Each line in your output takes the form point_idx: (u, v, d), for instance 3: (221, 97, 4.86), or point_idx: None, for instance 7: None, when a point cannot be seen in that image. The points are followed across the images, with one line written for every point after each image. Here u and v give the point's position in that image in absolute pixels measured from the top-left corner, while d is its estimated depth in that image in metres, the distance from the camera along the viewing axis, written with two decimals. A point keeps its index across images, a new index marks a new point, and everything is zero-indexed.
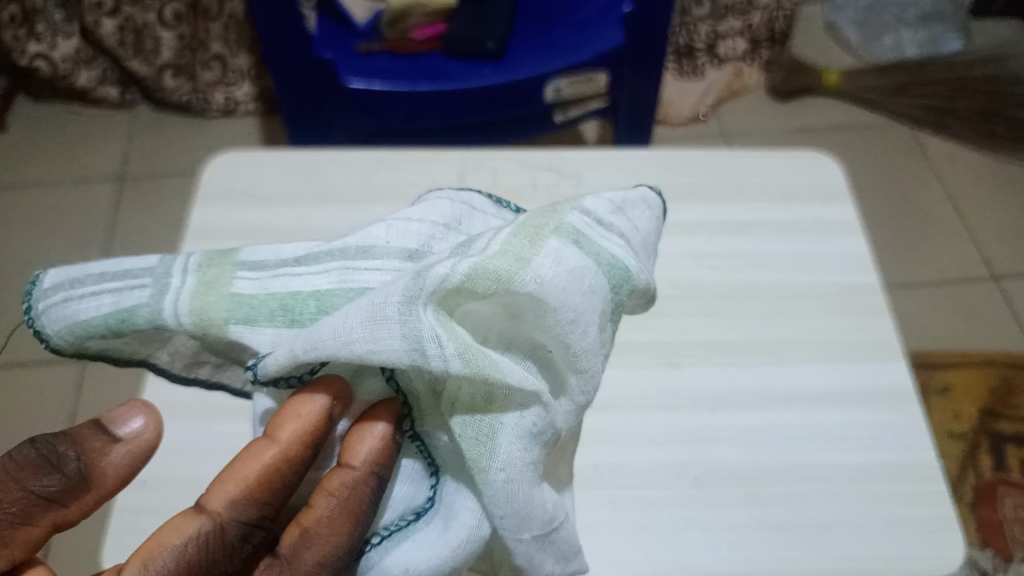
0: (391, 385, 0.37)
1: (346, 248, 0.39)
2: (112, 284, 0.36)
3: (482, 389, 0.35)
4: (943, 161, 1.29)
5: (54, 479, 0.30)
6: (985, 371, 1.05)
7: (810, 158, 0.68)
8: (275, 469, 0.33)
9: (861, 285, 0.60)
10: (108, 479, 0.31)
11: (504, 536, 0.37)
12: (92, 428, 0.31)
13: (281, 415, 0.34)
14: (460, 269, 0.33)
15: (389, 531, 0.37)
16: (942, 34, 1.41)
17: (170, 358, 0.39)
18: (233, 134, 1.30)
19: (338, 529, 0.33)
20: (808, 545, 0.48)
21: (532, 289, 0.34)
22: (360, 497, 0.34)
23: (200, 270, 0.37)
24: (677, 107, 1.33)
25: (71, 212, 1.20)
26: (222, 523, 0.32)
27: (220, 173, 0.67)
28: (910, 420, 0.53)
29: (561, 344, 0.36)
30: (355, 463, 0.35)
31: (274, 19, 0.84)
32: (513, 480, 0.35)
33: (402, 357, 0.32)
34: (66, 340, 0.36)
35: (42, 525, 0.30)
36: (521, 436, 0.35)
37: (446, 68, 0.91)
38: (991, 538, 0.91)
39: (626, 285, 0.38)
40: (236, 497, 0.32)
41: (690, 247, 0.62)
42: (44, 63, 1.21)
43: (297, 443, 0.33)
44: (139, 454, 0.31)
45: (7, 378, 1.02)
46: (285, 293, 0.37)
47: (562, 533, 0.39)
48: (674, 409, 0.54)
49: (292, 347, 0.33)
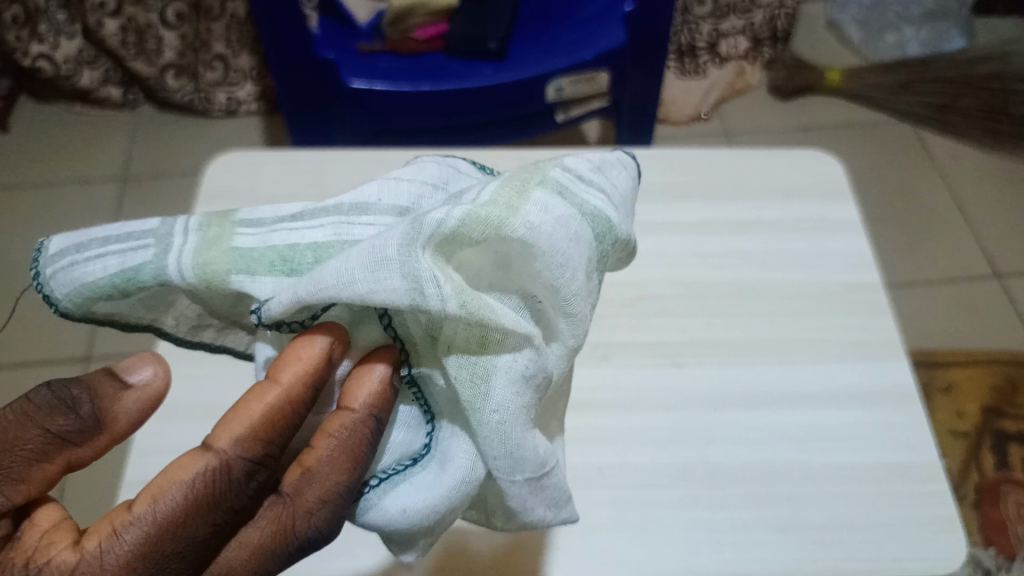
0: (388, 333, 0.35)
1: (340, 205, 0.37)
2: (116, 246, 0.34)
3: (476, 332, 0.33)
4: (946, 159, 1.28)
5: (69, 420, 0.30)
6: (989, 369, 1.04)
7: (812, 157, 0.68)
8: (279, 410, 0.32)
9: (863, 284, 0.60)
10: (120, 424, 0.31)
11: (497, 478, 0.35)
12: (104, 374, 0.31)
13: (282, 357, 0.33)
14: (454, 215, 0.32)
15: (386, 474, 0.36)
16: (946, 29, 1.40)
17: (175, 322, 0.38)
18: (235, 134, 1.30)
19: (339, 470, 0.32)
20: (812, 545, 0.48)
21: (524, 233, 0.33)
22: (361, 439, 0.33)
23: (202, 229, 0.35)
24: (679, 106, 1.33)
25: (74, 212, 1.20)
26: (228, 461, 0.30)
27: (223, 172, 0.67)
28: (912, 420, 0.53)
29: (551, 288, 0.34)
30: (355, 405, 0.34)
31: (275, 20, 0.84)
32: (507, 422, 0.33)
33: (402, 298, 0.31)
34: (75, 303, 0.35)
35: (56, 464, 0.30)
36: (515, 380, 0.33)
37: (447, 67, 0.91)
38: (995, 536, 0.91)
39: (609, 236, 0.37)
40: (242, 435, 0.31)
41: (693, 247, 0.62)
42: (47, 63, 1.22)
43: (298, 384, 0.32)
44: (150, 401, 0.31)
45: (12, 377, 1.02)
46: (283, 245, 0.35)
47: (554, 480, 0.37)
48: (676, 408, 0.54)
49: (295, 289, 0.32)
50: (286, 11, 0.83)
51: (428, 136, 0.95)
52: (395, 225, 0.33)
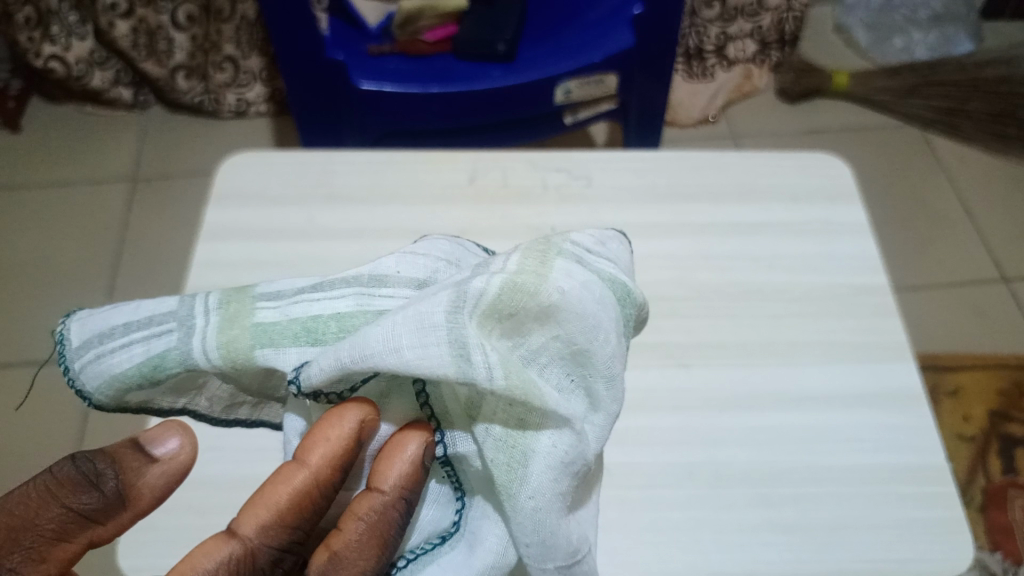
0: (424, 411, 0.37)
1: (360, 276, 0.39)
2: (140, 334, 0.36)
3: (515, 412, 0.35)
4: (953, 162, 1.29)
5: (92, 497, 0.31)
6: (996, 372, 1.04)
7: (820, 160, 0.68)
8: (306, 495, 0.33)
9: (871, 286, 0.60)
10: (144, 498, 0.32)
11: (527, 565, 0.37)
12: (130, 448, 0.32)
13: (311, 437, 0.34)
14: (494, 283, 0.34)
15: (415, 553, 0.37)
16: (953, 32, 1.40)
17: (209, 403, 0.41)
18: (245, 134, 1.32)
19: (366, 554, 0.32)
20: (820, 547, 0.48)
21: (558, 299, 0.35)
22: (390, 522, 0.33)
23: (221, 308, 0.37)
24: (687, 109, 1.33)
25: (84, 211, 1.21)
26: (253, 548, 0.31)
27: (234, 175, 0.67)
28: (920, 421, 0.53)
29: (585, 353, 0.36)
30: (384, 486, 0.34)
31: (287, 23, 0.84)
32: (542, 508, 0.35)
33: (449, 366, 0.32)
34: (107, 395, 0.36)
35: (79, 541, 0.31)
36: (552, 463, 0.35)
37: (457, 69, 0.91)
38: (1002, 541, 0.91)
39: (627, 301, 0.39)
40: (267, 522, 0.32)
41: (701, 249, 0.62)
42: (59, 64, 1.23)
43: (326, 467, 0.33)
44: (173, 476, 0.32)
45: (23, 376, 1.03)
46: (306, 316, 0.37)
47: (585, 567, 0.38)
48: (685, 409, 0.54)
49: (337, 355, 0.34)
50: (296, 15, 0.84)
51: (436, 139, 0.95)
52: (439, 294, 0.34)
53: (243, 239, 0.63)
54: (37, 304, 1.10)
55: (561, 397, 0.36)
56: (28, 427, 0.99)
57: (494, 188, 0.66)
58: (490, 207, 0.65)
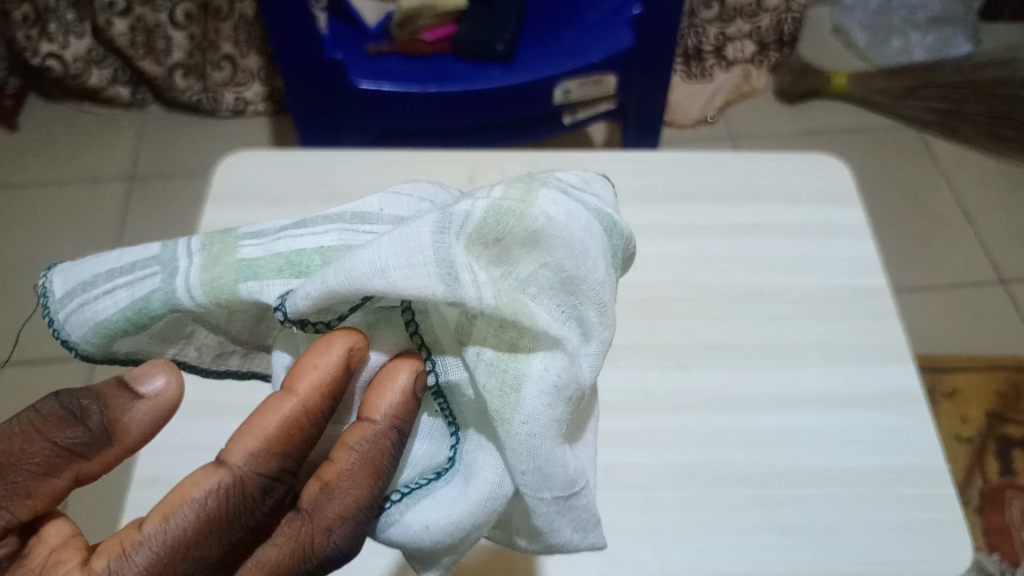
0: (415, 340, 0.35)
1: (344, 214, 0.38)
2: (123, 279, 0.36)
3: (506, 336, 0.34)
4: (952, 164, 1.29)
5: (77, 432, 0.29)
6: (993, 375, 1.04)
7: (819, 161, 0.68)
8: (296, 422, 0.31)
9: (870, 288, 0.60)
10: (131, 436, 0.30)
11: (524, 494, 0.36)
12: (116, 384, 0.30)
13: (299, 364, 0.32)
14: (479, 208, 0.33)
15: (409, 489, 0.37)
16: (952, 35, 1.40)
17: (198, 353, 0.40)
18: (243, 134, 1.31)
19: (360, 484, 0.32)
20: (818, 547, 0.48)
21: (544, 223, 0.33)
22: (383, 452, 0.33)
23: (204, 248, 0.36)
24: (686, 110, 1.34)
25: (81, 210, 1.21)
26: (242, 477, 0.30)
27: (232, 173, 0.67)
28: (919, 423, 0.53)
29: (576, 280, 0.34)
30: (376, 417, 0.34)
31: (286, 21, 0.84)
32: (537, 435, 0.34)
33: (438, 285, 0.31)
34: (94, 343, 0.36)
35: (65, 477, 0.29)
36: (545, 389, 0.34)
37: (456, 69, 0.91)
38: (999, 543, 0.91)
39: (615, 233, 0.38)
40: (256, 450, 0.31)
41: (700, 250, 0.62)
42: (56, 63, 1.23)
43: (316, 394, 0.32)
44: (162, 413, 0.30)
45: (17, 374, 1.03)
46: (289, 250, 0.36)
47: (583, 499, 0.37)
48: (683, 409, 0.54)
49: (323, 279, 0.32)
50: (296, 14, 0.83)
51: (435, 139, 0.95)
52: (425, 215, 0.33)
53: None
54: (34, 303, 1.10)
55: (556, 324, 0.34)
56: None
57: (493, 188, 0.66)
58: None
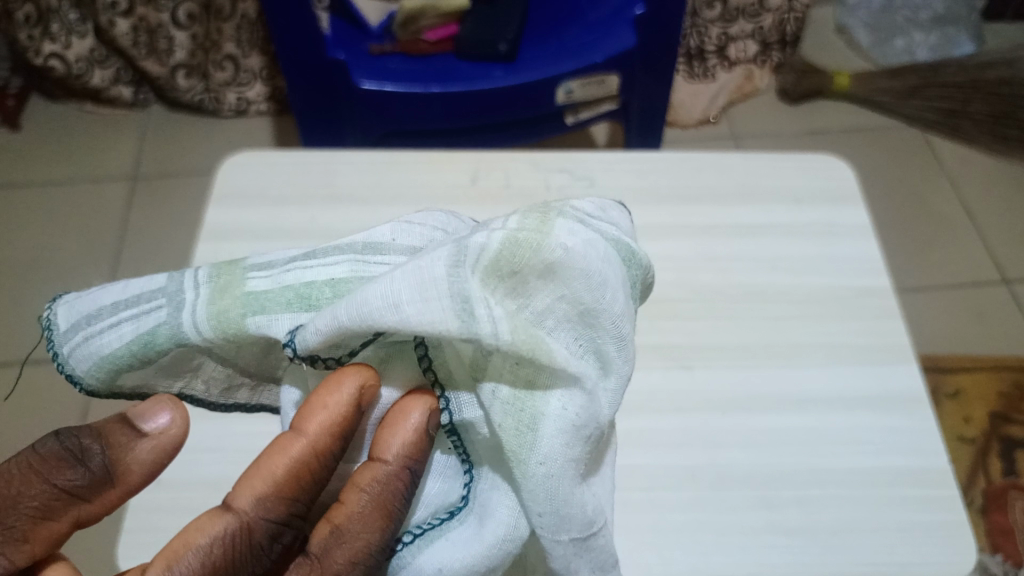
0: (427, 376, 0.36)
1: (355, 244, 0.38)
2: (128, 312, 0.36)
3: (523, 373, 0.34)
4: (954, 164, 1.28)
5: (77, 473, 0.30)
6: (996, 375, 1.04)
7: (822, 161, 0.68)
8: (304, 465, 0.32)
9: (873, 288, 0.60)
10: (131, 476, 0.31)
11: (540, 535, 0.36)
12: (117, 423, 0.31)
13: (308, 406, 0.33)
14: (495, 238, 0.32)
15: (421, 529, 0.37)
16: (955, 34, 1.40)
17: (205, 386, 0.40)
18: (245, 133, 1.31)
19: (371, 527, 0.33)
20: (822, 549, 0.48)
21: (561, 254, 0.32)
22: (393, 493, 0.34)
23: (212, 280, 0.36)
24: (687, 109, 1.33)
25: (83, 211, 1.21)
26: (249, 522, 0.31)
27: (235, 174, 0.67)
28: (923, 424, 0.53)
29: (594, 312, 0.34)
30: (387, 457, 0.34)
31: (288, 22, 0.84)
32: (554, 475, 0.34)
33: (453, 322, 0.31)
34: (99, 378, 0.36)
35: (64, 520, 0.31)
36: (563, 428, 0.33)
37: (458, 69, 0.91)
38: (1003, 544, 0.91)
39: (633, 263, 0.38)
40: (264, 493, 0.32)
41: (703, 251, 0.62)
42: (59, 63, 1.22)
43: (325, 435, 0.33)
44: (163, 452, 0.31)
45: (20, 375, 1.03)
46: (298, 283, 0.36)
47: (602, 541, 0.36)
48: (686, 411, 0.54)
49: (334, 315, 0.33)
50: (298, 15, 0.83)
51: (437, 139, 0.95)
52: (441, 247, 0.33)
53: (244, 238, 0.63)
54: (36, 302, 1.10)
55: (573, 358, 0.34)
56: (27, 424, 0.99)
57: (495, 189, 0.66)
58: (492, 207, 0.65)
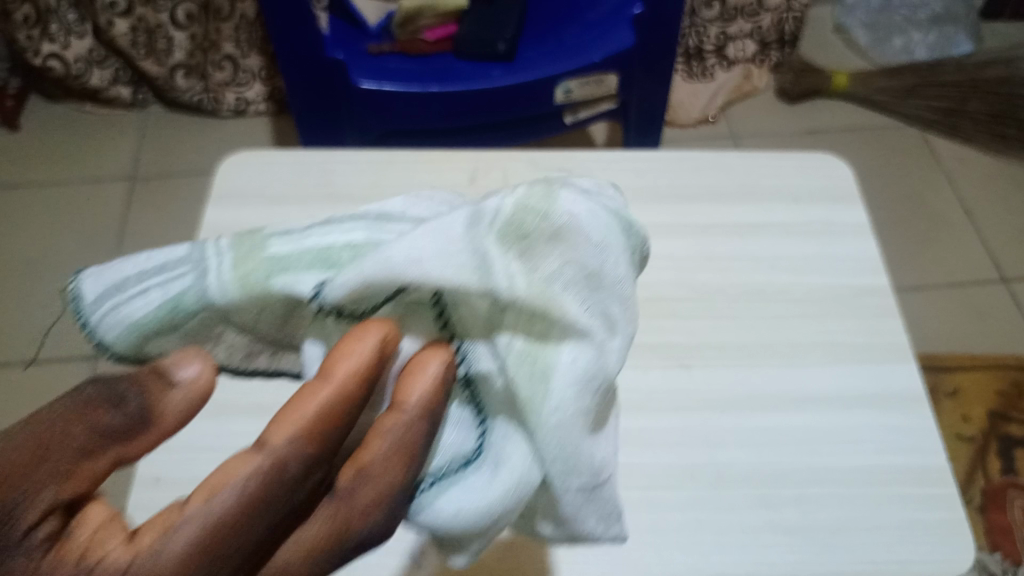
0: (444, 330, 0.35)
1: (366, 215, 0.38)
2: (158, 278, 0.34)
3: (535, 325, 0.32)
4: (952, 162, 1.29)
5: (110, 416, 0.25)
6: (995, 373, 1.04)
7: (820, 160, 0.69)
8: (339, 411, 0.28)
9: (872, 287, 0.60)
10: (167, 424, 0.26)
11: (551, 486, 0.34)
12: (149, 367, 0.26)
13: (336, 350, 0.30)
14: (507, 205, 0.33)
15: (440, 474, 0.35)
16: (952, 33, 1.40)
17: (227, 354, 0.37)
18: (245, 133, 1.31)
19: (392, 472, 0.29)
20: (821, 547, 0.48)
21: (569, 220, 0.32)
22: (418, 437, 0.31)
23: (234, 248, 0.34)
24: (686, 108, 1.34)
25: (82, 212, 1.21)
26: (282, 460, 0.26)
27: (233, 173, 0.67)
28: (921, 423, 0.53)
29: (600, 276, 0.33)
30: (407, 403, 0.31)
31: (287, 21, 0.84)
32: (567, 426, 0.32)
33: (472, 278, 0.32)
34: (126, 345, 0.34)
35: (87, 478, 0.25)
36: (574, 379, 0.32)
37: (457, 68, 0.91)
38: (1001, 542, 0.91)
39: (634, 234, 0.37)
40: (296, 433, 0.27)
41: (701, 250, 0.62)
42: (57, 63, 1.23)
43: (353, 377, 0.29)
44: (200, 400, 0.27)
45: (19, 375, 1.03)
46: (320, 245, 0.35)
47: (608, 492, 0.36)
48: (685, 410, 0.54)
49: (358, 269, 0.33)
50: (297, 14, 0.84)
51: (437, 139, 0.95)
52: (459, 214, 0.34)
53: None
54: (36, 302, 1.10)
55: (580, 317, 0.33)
56: None
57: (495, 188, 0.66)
58: None
